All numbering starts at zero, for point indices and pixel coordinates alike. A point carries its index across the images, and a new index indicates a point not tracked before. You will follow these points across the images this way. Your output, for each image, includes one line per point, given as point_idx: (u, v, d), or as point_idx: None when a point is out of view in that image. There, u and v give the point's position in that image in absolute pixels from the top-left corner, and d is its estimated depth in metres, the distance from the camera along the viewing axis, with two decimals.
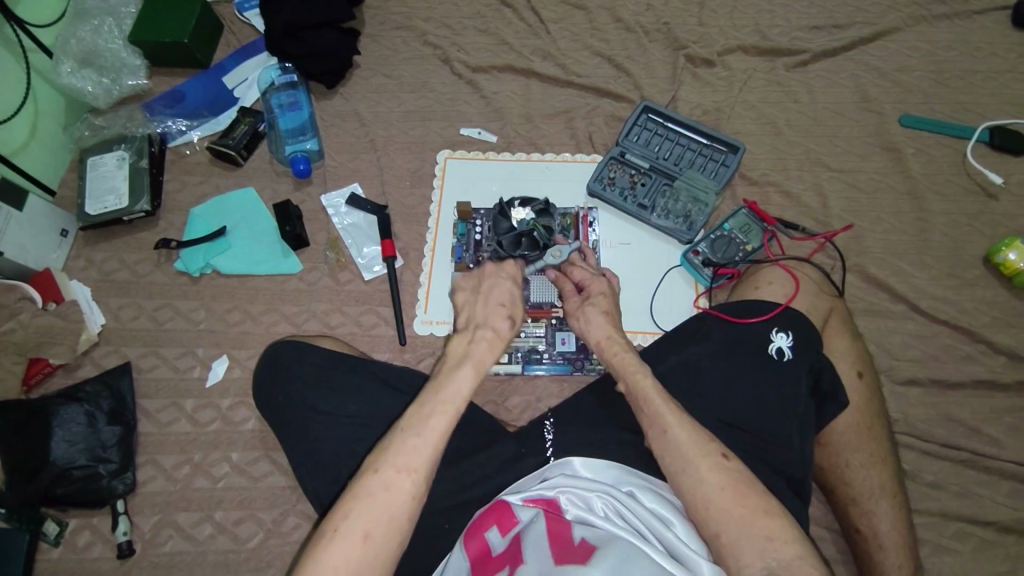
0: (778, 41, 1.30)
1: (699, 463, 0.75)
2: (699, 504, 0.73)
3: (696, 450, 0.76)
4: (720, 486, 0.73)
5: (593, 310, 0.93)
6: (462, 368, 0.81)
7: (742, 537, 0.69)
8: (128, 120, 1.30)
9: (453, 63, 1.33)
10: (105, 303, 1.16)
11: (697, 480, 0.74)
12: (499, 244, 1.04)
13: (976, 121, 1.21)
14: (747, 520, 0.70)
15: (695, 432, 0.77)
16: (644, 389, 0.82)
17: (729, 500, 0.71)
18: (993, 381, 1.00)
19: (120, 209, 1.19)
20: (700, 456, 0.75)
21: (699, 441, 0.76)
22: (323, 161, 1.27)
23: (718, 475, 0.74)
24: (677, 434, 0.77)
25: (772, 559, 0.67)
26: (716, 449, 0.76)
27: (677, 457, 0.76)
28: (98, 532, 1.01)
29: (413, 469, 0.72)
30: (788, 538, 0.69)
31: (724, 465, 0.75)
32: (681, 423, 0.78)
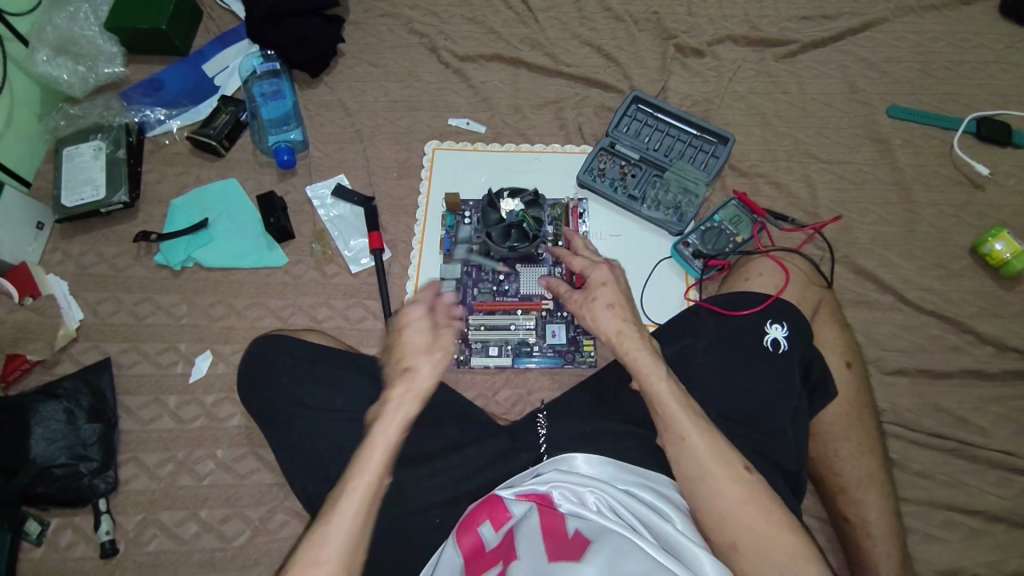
0: (767, 31, 1.29)
1: (720, 474, 0.74)
2: (716, 514, 0.73)
3: (715, 460, 0.75)
4: (743, 500, 0.73)
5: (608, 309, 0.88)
6: (375, 435, 0.77)
7: (759, 552, 0.70)
8: (105, 110, 1.27)
9: (440, 52, 1.31)
10: (83, 298, 1.13)
11: (716, 490, 0.74)
12: (488, 237, 1.04)
13: (963, 112, 1.22)
14: (767, 534, 0.71)
15: (716, 442, 0.77)
16: (669, 397, 0.79)
17: (748, 513, 0.72)
18: (980, 371, 1.01)
19: (97, 200, 1.16)
20: (722, 468, 0.75)
21: (721, 453, 0.76)
22: (308, 151, 1.24)
23: (738, 488, 0.74)
24: (695, 443, 0.76)
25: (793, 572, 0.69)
26: (738, 460, 0.76)
27: (700, 466, 0.75)
28: (80, 532, 0.99)
29: (322, 561, 0.70)
30: (804, 554, 0.70)
31: (745, 477, 0.74)
32: (700, 432, 0.77)
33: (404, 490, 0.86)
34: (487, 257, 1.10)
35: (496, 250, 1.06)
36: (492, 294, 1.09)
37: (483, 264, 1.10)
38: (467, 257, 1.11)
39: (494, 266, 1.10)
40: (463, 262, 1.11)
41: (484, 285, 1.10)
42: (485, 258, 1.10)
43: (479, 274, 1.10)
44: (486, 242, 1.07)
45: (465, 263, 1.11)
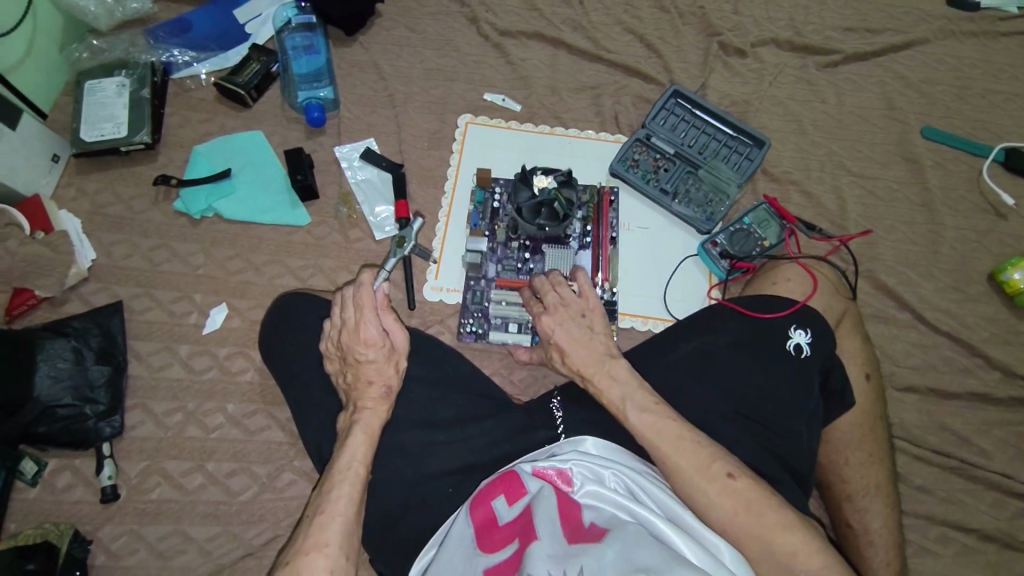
0: (811, 39, 1.28)
1: (709, 489, 0.74)
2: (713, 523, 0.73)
3: (702, 476, 0.75)
4: (733, 511, 0.73)
5: (571, 343, 0.89)
6: (353, 437, 0.81)
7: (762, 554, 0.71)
8: (130, 46, 1.22)
9: (480, 24, 1.28)
10: (95, 238, 1.10)
11: (708, 503, 0.74)
12: (518, 212, 1.03)
13: (993, 141, 1.23)
14: (768, 537, 0.71)
15: (703, 452, 0.76)
16: (643, 426, 0.79)
17: (744, 523, 0.72)
18: (987, 395, 1.04)
19: (117, 138, 1.12)
20: (708, 482, 0.74)
21: (704, 466, 0.75)
22: (338, 111, 1.21)
23: (728, 499, 0.73)
24: (678, 463, 0.76)
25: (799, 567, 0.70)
26: (722, 470, 0.75)
27: (684, 481, 0.75)
28: (81, 475, 0.97)
29: (323, 544, 0.72)
30: (812, 551, 0.70)
31: (732, 488, 0.74)
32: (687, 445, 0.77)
33: (420, 458, 0.87)
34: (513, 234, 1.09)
35: (524, 227, 1.05)
36: (515, 271, 1.09)
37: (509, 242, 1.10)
38: (493, 235, 1.11)
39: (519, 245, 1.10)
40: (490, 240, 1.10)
41: (508, 263, 1.09)
42: (511, 235, 1.09)
43: (504, 252, 1.10)
44: (515, 219, 1.06)
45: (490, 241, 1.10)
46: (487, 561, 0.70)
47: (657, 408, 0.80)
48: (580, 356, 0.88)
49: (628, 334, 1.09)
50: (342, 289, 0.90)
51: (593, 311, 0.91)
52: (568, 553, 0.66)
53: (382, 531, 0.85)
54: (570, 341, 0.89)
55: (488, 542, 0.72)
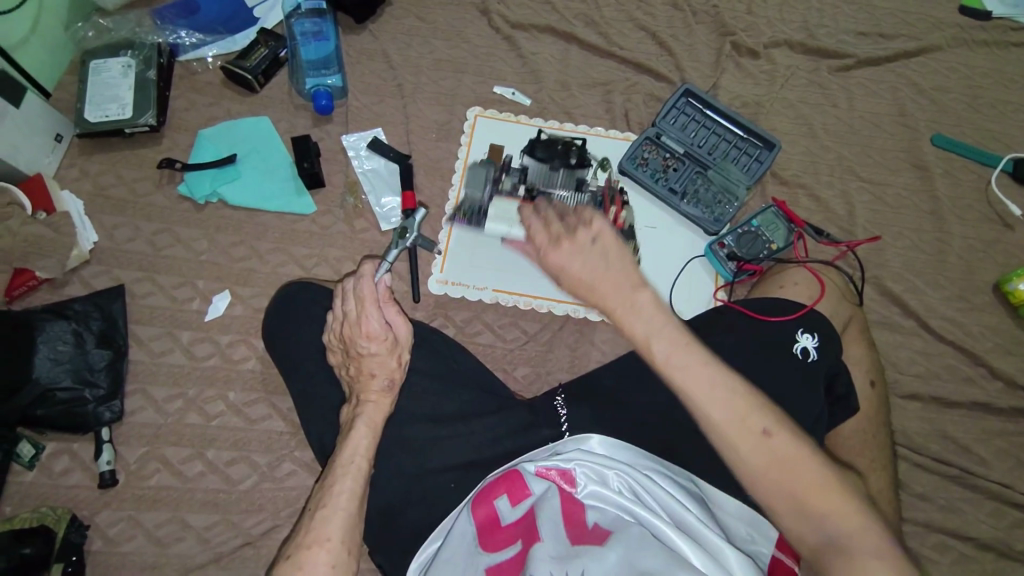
0: (824, 42, 1.27)
1: (740, 444, 0.67)
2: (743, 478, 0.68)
3: (734, 429, 0.68)
4: (765, 469, 0.66)
5: (584, 274, 0.77)
6: (356, 431, 0.81)
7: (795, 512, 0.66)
8: (137, 26, 1.21)
9: (492, 16, 1.27)
10: (98, 220, 1.08)
11: (737, 458, 0.68)
12: (534, 147, 1.13)
13: (1003, 151, 1.22)
14: (801, 498, 0.66)
15: (739, 402, 0.68)
16: (670, 366, 0.71)
17: (776, 481, 0.66)
18: (989, 404, 1.04)
19: (123, 119, 1.10)
20: (740, 435, 0.67)
21: (739, 419, 0.68)
22: (346, 99, 1.20)
23: (760, 454, 0.67)
24: (711, 413, 0.68)
25: (833, 531, 0.64)
26: (757, 425, 0.67)
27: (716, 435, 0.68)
28: (78, 459, 0.97)
29: (326, 539, 0.72)
30: (851, 513, 0.65)
31: (766, 444, 0.67)
32: (719, 397, 0.69)
33: (423, 450, 0.86)
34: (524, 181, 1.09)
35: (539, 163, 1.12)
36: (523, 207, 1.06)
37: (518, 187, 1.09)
38: (500, 183, 1.09)
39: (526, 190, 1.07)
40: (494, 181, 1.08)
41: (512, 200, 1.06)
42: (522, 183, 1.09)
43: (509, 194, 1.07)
44: (529, 159, 1.13)
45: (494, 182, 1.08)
46: (489, 560, 0.70)
47: (688, 348, 0.71)
48: (604, 292, 0.76)
49: None
50: (344, 282, 0.90)
51: (598, 230, 0.78)
52: (571, 554, 0.66)
53: (382, 524, 0.84)
54: (582, 273, 0.77)
55: (490, 542, 0.72)
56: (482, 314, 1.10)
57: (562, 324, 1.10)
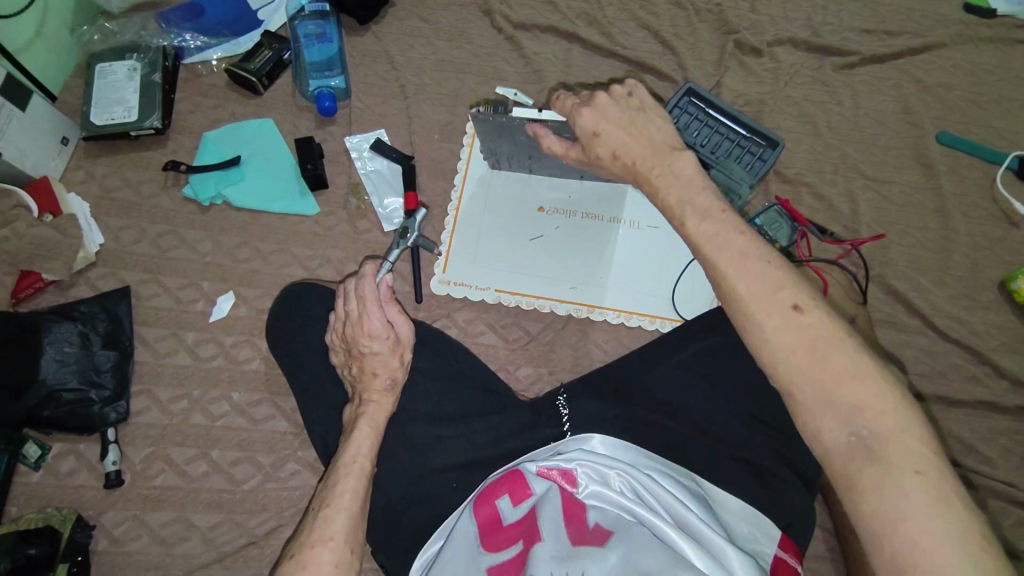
0: (829, 39, 1.27)
1: (766, 321, 0.66)
2: (767, 358, 0.66)
3: (761, 304, 0.67)
4: (792, 348, 0.64)
5: (617, 128, 0.82)
6: (358, 430, 0.81)
7: (824, 405, 0.62)
8: (142, 30, 1.22)
9: (494, 16, 1.26)
10: (103, 222, 1.09)
11: (764, 341, 0.66)
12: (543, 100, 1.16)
13: (1009, 148, 1.21)
14: (828, 386, 0.62)
15: (766, 281, 0.67)
16: (702, 238, 0.72)
17: (804, 363, 0.63)
18: (994, 403, 1.03)
19: (128, 122, 1.11)
20: (766, 312, 0.66)
21: (768, 292, 0.67)
22: (349, 101, 1.20)
23: (788, 333, 0.65)
24: (736, 286, 0.68)
25: (861, 427, 0.60)
26: (786, 301, 0.66)
27: (743, 310, 0.67)
28: (84, 459, 0.97)
29: (328, 538, 0.72)
30: (885, 409, 0.60)
31: (796, 321, 0.65)
32: (745, 274, 0.68)
33: (425, 449, 0.87)
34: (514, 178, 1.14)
35: None
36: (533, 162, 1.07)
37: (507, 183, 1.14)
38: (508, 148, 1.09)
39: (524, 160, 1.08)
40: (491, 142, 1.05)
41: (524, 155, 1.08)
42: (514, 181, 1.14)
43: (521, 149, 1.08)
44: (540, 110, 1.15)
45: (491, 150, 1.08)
46: (490, 560, 0.71)
47: (722, 215, 0.73)
48: (637, 150, 0.81)
49: (636, 332, 1.10)
50: (346, 281, 0.91)
51: (633, 85, 0.85)
52: (572, 554, 0.67)
53: (385, 523, 0.85)
54: (614, 125, 0.82)
55: (491, 542, 0.72)
56: (484, 314, 1.10)
57: (564, 324, 1.10)
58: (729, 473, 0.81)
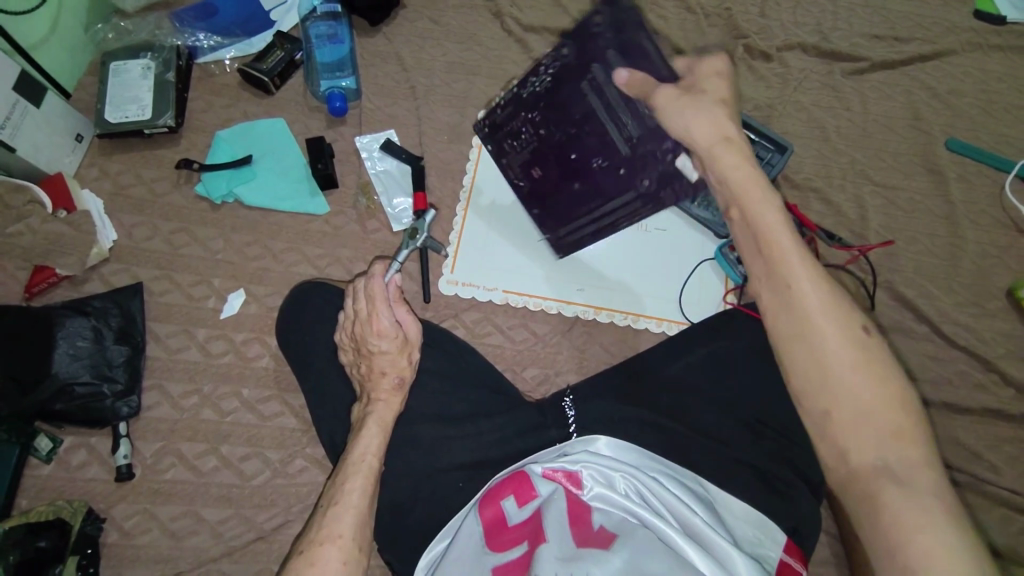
0: (838, 45, 1.27)
1: (833, 330, 0.67)
2: (819, 365, 0.66)
3: (828, 315, 0.67)
4: (853, 364, 0.65)
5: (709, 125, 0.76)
6: (367, 429, 0.82)
7: (860, 423, 0.64)
8: (156, 29, 1.23)
9: (505, 19, 1.27)
10: (117, 219, 1.11)
11: (827, 348, 0.66)
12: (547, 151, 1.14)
13: (1017, 156, 1.21)
14: (872, 409, 0.64)
15: (833, 299, 0.68)
16: (769, 228, 0.70)
17: (861, 382, 0.65)
18: (999, 411, 1.04)
19: (142, 120, 1.13)
20: (838, 325, 0.67)
21: (841, 310, 0.68)
22: (360, 101, 1.21)
23: (849, 350, 0.66)
24: (807, 292, 0.68)
25: (887, 452, 0.63)
26: (858, 321, 0.68)
27: (807, 316, 0.67)
28: (96, 452, 0.99)
29: (337, 536, 0.73)
30: (914, 436, 0.64)
31: (864, 340, 0.67)
32: (817, 285, 0.68)
33: (432, 448, 0.88)
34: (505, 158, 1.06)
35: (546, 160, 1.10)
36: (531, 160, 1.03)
37: (512, 161, 1.05)
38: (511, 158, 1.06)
39: (557, 134, 0.98)
40: (557, 86, 0.95)
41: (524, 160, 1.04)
42: (513, 159, 1.05)
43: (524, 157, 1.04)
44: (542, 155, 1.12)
45: (545, 91, 0.96)
46: (496, 560, 0.72)
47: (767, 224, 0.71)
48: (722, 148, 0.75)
49: (642, 335, 1.11)
50: (355, 281, 0.92)
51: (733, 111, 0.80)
52: (576, 556, 0.67)
53: (392, 520, 0.86)
54: (703, 119, 0.77)
55: (497, 542, 0.73)
56: (492, 315, 1.11)
57: (571, 325, 1.11)
58: (733, 475, 0.82)
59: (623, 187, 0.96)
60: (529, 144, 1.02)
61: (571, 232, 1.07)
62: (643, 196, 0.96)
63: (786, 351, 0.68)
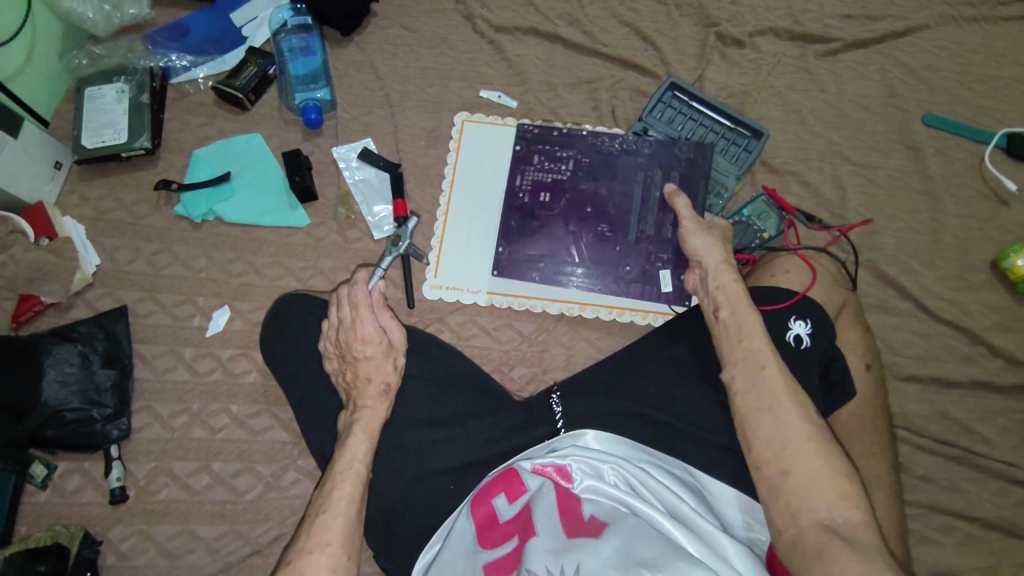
0: (811, 27, 1.26)
1: (790, 406, 0.74)
2: (778, 438, 0.73)
3: (787, 394, 0.75)
4: (808, 435, 0.72)
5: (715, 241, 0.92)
6: (353, 437, 0.82)
7: (815, 486, 0.69)
8: (129, 52, 1.24)
9: (476, 21, 1.27)
10: (99, 244, 1.11)
11: (783, 421, 0.73)
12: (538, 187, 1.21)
13: (995, 127, 1.21)
14: (825, 473, 0.70)
15: (791, 381, 0.77)
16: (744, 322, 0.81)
17: (812, 449, 0.71)
18: (989, 383, 1.04)
19: (118, 144, 1.13)
20: (793, 401, 0.75)
21: (794, 390, 0.76)
22: (335, 112, 1.22)
23: (803, 424, 0.73)
24: (772, 374, 0.77)
25: (837, 516, 0.68)
26: (806, 400, 0.76)
27: (766, 395, 0.75)
28: (89, 477, 0.99)
29: (326, 543, 0.73)
30: (857, 500, 0.69)
31: (814, 419, 0.74)
32: (777, 367, 0.78)
33: (421, 453, 0.88)
34: (532, 166, 1.13)
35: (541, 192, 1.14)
36: (538, 185, 1.12)
37: (540, 177, 1.13)
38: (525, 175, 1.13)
39: (589, 183, 1.12)
40: (621, 156, 1.12)
41: (528, 185, 1.13)
42: (540, 173, 1.13)
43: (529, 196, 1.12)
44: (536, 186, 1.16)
45: (607, 154, 1.12)
46: (487, 556, 0.72)
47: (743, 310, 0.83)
48: (711, 256, 0.91)
49: (628, 328, 1.11)
50: (339, 289, 0.92)
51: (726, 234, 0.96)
52: (566, 547, 0.67)
53: (385, 528, 0.86)
54: (707, 248, 0.92)
55: (488, 540, 0.73)
56: (477, 317, 1.11)
57: (556, 323, 1.11)
58: (720, 462, 0.82)
59: (604, 260, 1.09)
60: (556, 173, 1.13)
61: (523, 261, 1.10)
62: (618, 278, 1.09)
63: (748, 424, 0.75)
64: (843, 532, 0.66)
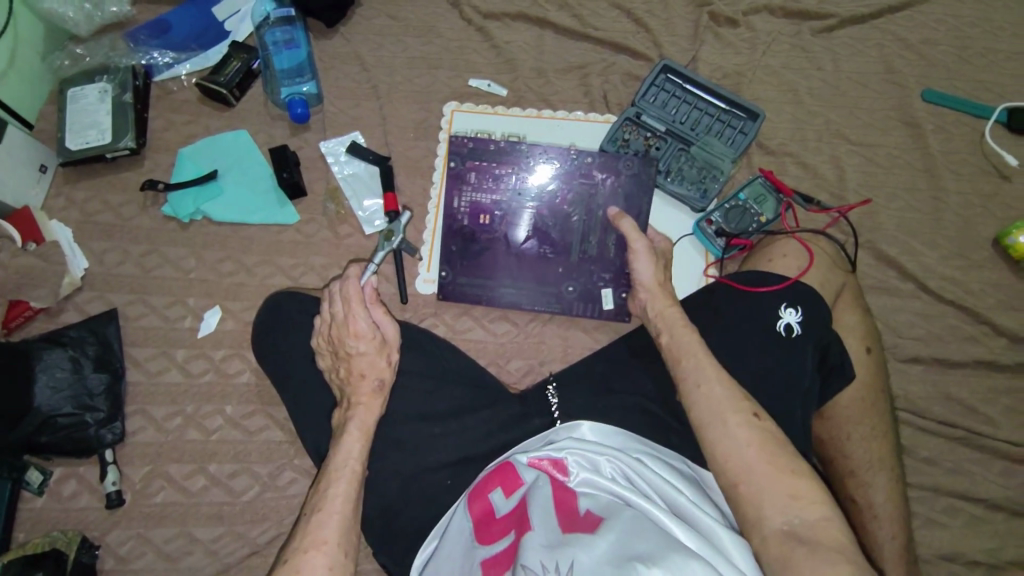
0: (806, 4, 1.23)
1: (730, 417, 0.73)
2: (720, 452, 0.72)
3: (728, 407, 0.74)
4: (749, 442, 0.71)
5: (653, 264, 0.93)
6: (348, 435, 0.81)
7: (766, 492, 0.68)
8: (111, 50, 1.21)
9: (463, 8, 1.24)
10: (87, 247, 1.10)
11: (726, 433, 0.72)
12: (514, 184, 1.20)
13: (995, 101, 1.18)
14: (771, 476, 0.69)
15: (732, 390, 0.76)
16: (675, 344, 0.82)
17: (754, 457, 0.70)
18: (993, 363, 1.02)
19: (103, 145, 1.12)
20: (732, 412, 0.73)
21: (735, 398, 0.75)
22: (322, 106, 1.19)
23: (747, 432, 0.72)
24: (711, 389, 0.76)
25: (795, 516, 0.66)
26: (748, 407, 0.74)
27: (704, 410, 0.75)
28: (85, 482, 0.99)
29: (322, 542, 0.72)
30: (815, 498, 0.67)
31: (759, 425, 0.73)
32: (718, 379, 0.76)
33: (416, 450, 0.87)
34: (468, 186, 1.07)
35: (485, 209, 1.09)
36: (477, 205, 1.07)
37: (477, 198, 1.07)
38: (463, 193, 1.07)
39: (532, 204, 1.06)
40: (562, 175, 1.06)
41: (465, 205, 1.07)
42: (477, 194, 1.07)
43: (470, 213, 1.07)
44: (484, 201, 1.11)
45: (548, 172, 1.06)
46: (484, 553, 0.70)
47: (681, 330, 0.83)
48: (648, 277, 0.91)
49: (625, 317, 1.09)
50: (330, 285, 0.91)
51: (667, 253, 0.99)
52: (562, 542, 0.65)
53: (382, 526, 0.85)
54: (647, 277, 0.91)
55: (484, 535, 0.72)
56: (470, 310, 1.10)
57: (551, 314, 1.10)
58: None
59: (548, 280, 1.07)
60: (495, 192, 1.07)
61: (468, 284, 1.07)
62: (560, 298, 1.07)
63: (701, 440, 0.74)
64: (828, 529, 0.65)
